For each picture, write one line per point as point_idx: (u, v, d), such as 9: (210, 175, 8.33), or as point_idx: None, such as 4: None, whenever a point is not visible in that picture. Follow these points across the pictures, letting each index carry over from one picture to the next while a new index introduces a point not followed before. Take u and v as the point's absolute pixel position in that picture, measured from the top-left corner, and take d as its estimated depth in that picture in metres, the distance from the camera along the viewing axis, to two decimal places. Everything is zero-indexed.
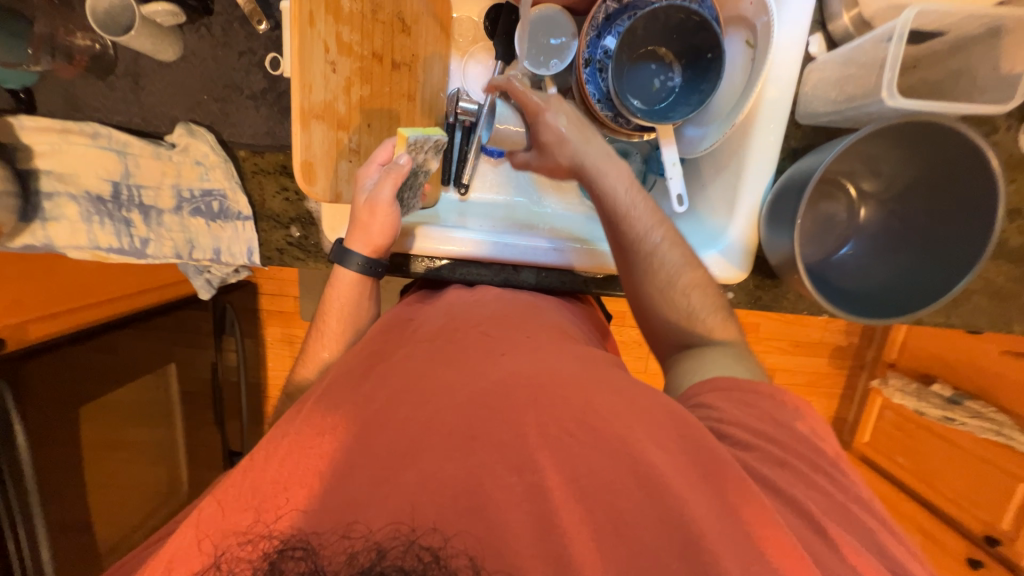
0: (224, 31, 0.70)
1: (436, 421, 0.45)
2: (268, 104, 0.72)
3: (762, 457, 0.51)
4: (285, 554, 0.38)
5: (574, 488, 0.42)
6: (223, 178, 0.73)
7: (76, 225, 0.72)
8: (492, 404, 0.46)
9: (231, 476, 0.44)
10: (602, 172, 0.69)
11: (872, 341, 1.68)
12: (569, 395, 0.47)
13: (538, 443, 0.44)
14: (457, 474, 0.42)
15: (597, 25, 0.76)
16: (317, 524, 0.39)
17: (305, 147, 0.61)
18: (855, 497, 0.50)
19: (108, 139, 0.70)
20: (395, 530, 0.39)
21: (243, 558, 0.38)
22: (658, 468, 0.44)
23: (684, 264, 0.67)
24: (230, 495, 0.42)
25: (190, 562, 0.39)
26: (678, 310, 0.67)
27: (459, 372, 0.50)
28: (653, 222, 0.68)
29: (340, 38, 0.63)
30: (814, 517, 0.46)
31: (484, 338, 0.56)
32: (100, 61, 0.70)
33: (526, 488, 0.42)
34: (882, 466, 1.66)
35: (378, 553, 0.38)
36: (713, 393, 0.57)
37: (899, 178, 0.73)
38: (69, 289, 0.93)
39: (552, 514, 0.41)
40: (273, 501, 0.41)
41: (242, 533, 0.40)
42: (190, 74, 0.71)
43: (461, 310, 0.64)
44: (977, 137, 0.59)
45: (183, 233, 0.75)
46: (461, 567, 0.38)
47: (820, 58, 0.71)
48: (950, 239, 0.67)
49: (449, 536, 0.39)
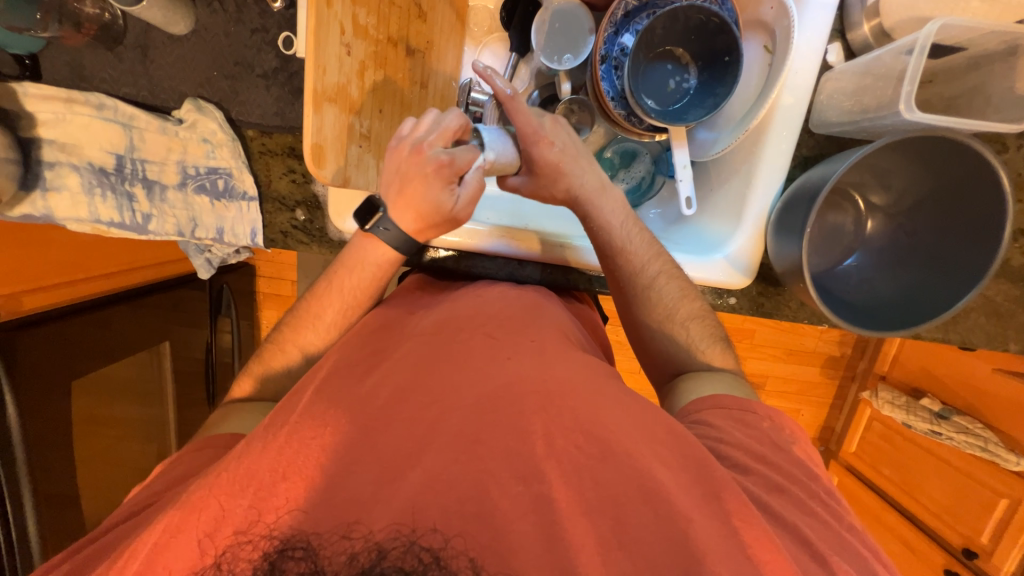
0: (237, 6, 0.69)
1: (442, 423, 0.46)
2: (279, 84, 0.71)
3: (760, 480, 0.51)
4: (284, 554, 0.39)
5: (572, 497, 0.43)
6: (230, 157, 0.72)
7: (77, 197, 0.70)
8: (497, 409, 0.47)
9: (229, 458, 0.44)
10: (597, 206, 0.69)
11: (864, 354, 1.70)
12: (574, 401, 0.48)
13: (544, 455, 0.44)
14: (460, 476, 0.43)
15: (616, 21, 0.76)
16: (317, 524, 0.40)
17: (316, 130, 0.59)
18: (847, 523, 0.51)
19: (113, 111, 0.69)
20: (396, 531, 0.40)
21: (243, 558, 0.39)
22: (658, 478, 0.44)
23: (680, 298, 0.68)
24: (225, 481, 0.42)
25: (186, 548, 0.40)
26: (676, 342, 0.68)
27: (464, 373, 0.50)
28: (649, 256, 0.69)
29: (356, 21, 0.62)
30: (811, 544, 0.46)
31: (490, 339, 0.56)
32: (109, 31, 0.68)
33: (530, 495, 0.43)
34: (869, 476, 1.69)
35: (378, 554, 0.39)
36: (713, 411, 0.58)
37: (909, 192, 0.73)
38: (67, 261, 0.94)
39: (550, 519, 0.42)
40: (274, 494, 0.41)
41: (242, 532, 0.40)
42: (200, 48, 0.70)
43: (462, 305, 0.62)
44: (989, 155, 0.59)
45: (186, 210, 0.74)
46: (461, 568, 0.39)
47: (838, 67, 0.70)
48: (955, 257, 0.67)
49: (450, 537, 0.40)
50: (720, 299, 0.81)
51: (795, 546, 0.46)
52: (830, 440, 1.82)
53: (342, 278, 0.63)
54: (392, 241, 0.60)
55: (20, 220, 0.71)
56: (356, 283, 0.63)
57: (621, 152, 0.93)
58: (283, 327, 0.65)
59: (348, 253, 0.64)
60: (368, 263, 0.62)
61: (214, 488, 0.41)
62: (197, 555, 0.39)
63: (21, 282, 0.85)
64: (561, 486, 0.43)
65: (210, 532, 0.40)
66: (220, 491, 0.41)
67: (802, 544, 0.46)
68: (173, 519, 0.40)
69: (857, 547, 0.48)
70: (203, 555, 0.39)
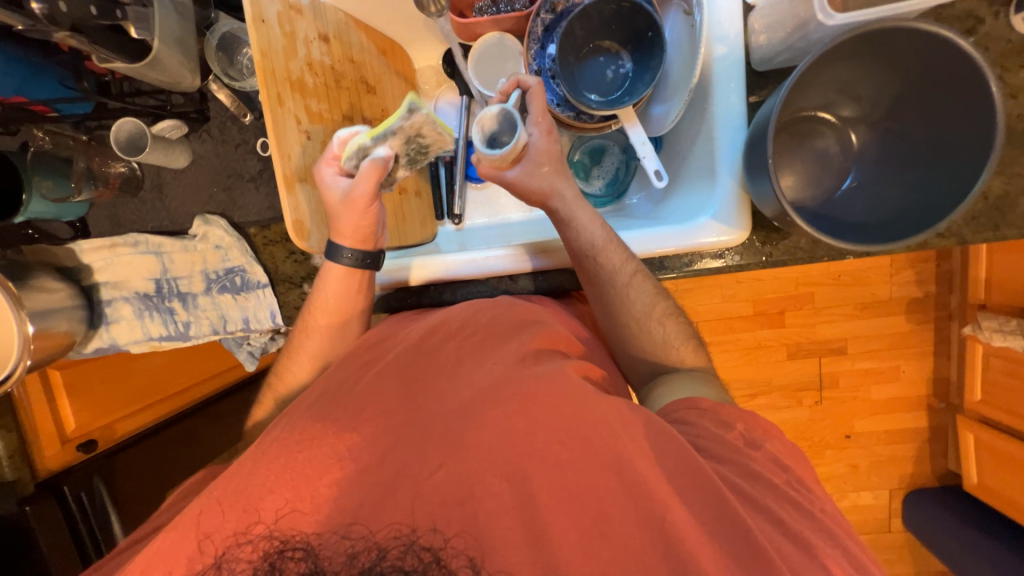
0: (220, 130, 0.82)
1: (427, 440, 0.53)
2: (265, 182, 0.82)
3: (734, 468, 0.53)
4: (284, 555, 0.49)
5: (547, 493, 0.49)
6: (240, 255, 0.82)
7: (133, 322, 0.84)
8: (480, 410, 0.53)
9: (245, 499, 0.51)
10: (572, 214, 0.70)
11: (953, 286, 1.50)
12: (553, 396, 0.53)
13: (526, 453, 0.51)
14: (446, 475, 0.50)
15: (538, 38, 0.80)
16: (316, 527, 0.50)
17: (294, 208, 0.66)
18: (821, 510, 0.52)
19: (146, 245, 0.81)
20: (396, 530, 0.49)
21: (244, 558, 0.49)
22: (638, 468, 0.49)
23: (655, 297, 0.69)
24: (226, 516, 0.50)
25: (188, 553, 0.49)
26: (654, 340, 0.69)
27: (445, 393, 0.58)
28: (620, 261, 0.68)
29: (310, 110, 0.70)
30: (784, 523, 0.48)
31: (482, 345, 0.63)
32: (131, 181, 0.82)
33: (516, 495, 0.49)
34: (1006, 423, 1.40)
35: (378, 553, 0.48)
36: (688, 410, 0.59)
37: (883, 97, 0.69)
38: (146, 389, 1.15)
39: (533, 512, 0.48)
40: (267, 504, 0.50)
41: (241, 535, 0.50)
42: (199, 173, 0.83)
43: (456, 309, 0.68)
44: (943, 28, 0.55)
45: (216, 310, 0.84)
46: (462, 565, 0.47)
47: (759, 4, 0.70)
48: (957, 143, 0.62)
49: (450, 537, 0.48)
50: (723, 260, 0.76)
51: (767, 527, 0.48)
52: (950, 394, 1.57)
53: (322, 292, 0.72)
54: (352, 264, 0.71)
55: (95, 353, 0.86)
56: (336, 296, 0.71)
57: (589, 151, 0.95)
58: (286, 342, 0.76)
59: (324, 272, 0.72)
60: (349, 277, 0.71)
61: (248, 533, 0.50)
62: (202, 555, 0.49)
63: (111, 414, 1.08)
64: (544, 480, 0.50)
65: (211, 539, 0.50)
66: (242, 518, 0.50)
67: (776, 524, 0.48)
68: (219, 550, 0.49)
69: (830, 526, 0.50)
70: (206, 556, 0.49)
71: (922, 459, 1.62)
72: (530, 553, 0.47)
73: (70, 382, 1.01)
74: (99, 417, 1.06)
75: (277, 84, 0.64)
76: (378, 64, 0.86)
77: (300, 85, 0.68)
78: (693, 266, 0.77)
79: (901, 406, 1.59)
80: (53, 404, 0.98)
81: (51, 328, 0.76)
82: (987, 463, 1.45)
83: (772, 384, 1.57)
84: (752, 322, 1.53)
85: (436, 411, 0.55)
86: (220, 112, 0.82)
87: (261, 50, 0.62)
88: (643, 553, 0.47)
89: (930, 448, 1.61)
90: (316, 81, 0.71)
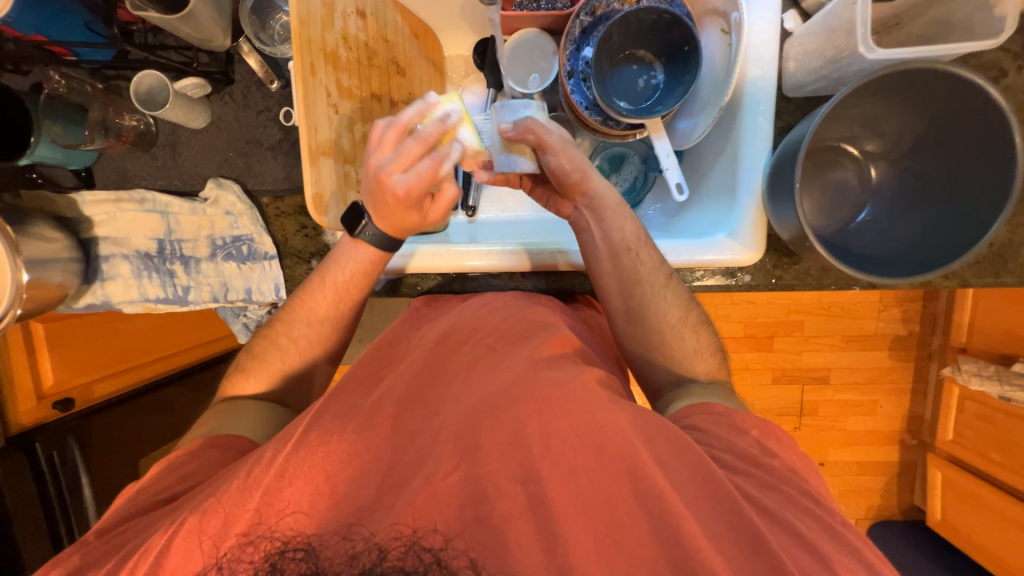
0: (244, 95, 0.80)
1: (441, 433, 0.54)
2: (284, 152, 0.81)
3: (750, 478, 0.54)
4: (285, 556, 0.47)
5: (560, 501, 0.49)
6: (250, 224, 0.80)
7: (129, 282, 0.80)
8: (494, 411, 0.54)
9: (252, 484, 0.50)
10: (607, 217, 0.70)
11: (936, 328, 1.55)
12: (568, 400, 0.54)
13: (540, 453, 0.51)
14: (458, 478, 0.50)
15: (575, 39, 0.80)
16: (315, 529, 0.48)
17: (315, 181, 0.64)
18: (830, 513, 0.53)
19: (152, 203, 0.79)
20: (397, 532, 0.47)
21: (246, 558, 0.47)
22: (653, 478, 0.50)
23: (682, 306, 0.70)
24: (229, 500, 0.49)
25: (188, 551, 0.48)
26: (684, 348, 0.69)
27: (460, 387, 0.58)
28: (653, 268, 0.69)
29: (340, 84, 0.68)
30: (797, 531, 0.49)
31: (493, 347, 0.63)
32: (145, 137, 0.80)
33: (528, 499, 0.49)
34: (975, 464, 1.44)
35: (379, 555, 0.45)
36: (701, 415, 0.60)
37: (904, 135, 0.71)
38: (130, 350, 1.11)
39: (546, 517, 0.48)
40: (275, 500, 0.49)
41: (243, 536, 0.48)
42: (217, 136, 0.81)
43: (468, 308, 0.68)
44: (974, 76, 0.57)
45: (218, 278, 0.82)
46: (461, 566, 0.45)
47: (797, 32, 0.72)
48: (975, 187, 0.63)
49: (449, 540, 0.47)
50: (734, 279, 0.77)
51: (781, 539, 0.48)
52: (922, 432, 1.62)
53: (333, 273, 0.72)
54: (375, 243, 0.69)
55: (86, 309, 0.82)
56: (350, 277, 0.72)
57: (609, 158, 0.95)
58: (300, 316, 0.73)
59: (344, 258, 0.72)
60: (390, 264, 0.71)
61: (245, 521, 0.48)
62: (200, 553, 0.48)
63: (92, 373, 1.04)
64: (557, 485, 0.49)
65: (209, 533, 0.48)
66: (245, 502, 0.49)
67: (788, 534, 0.48)
68: (217, 533, 0.48)
69: (842, 532, 0.51)
70: (206, 554, 0.47)
71: (892, 491, 1.66)
72: (542, 558, 0.46)
73: (53, 335, 0.96)
74: (80, 375, 1.02)
75: (312, 53, 0.62)
76: (409, 47, 0.85)
77: (333, 57, 0.67)
78: (702, 282, 0.78)
79: (876, 439, 1.63)
80: (34, 358, 0.94)
81: (45, 278, 0.72)
82: (953, 500, 1.50)
83: (756, 407, 1.60)
84: (742, 344, 1.56)
85: (453, 408, 0.56)
86: (245, 76, 0.80)
87: (300, 18, 0.59)
88: (655, 564, 0.46)
89: (900, 482, 1.65)
90: (349, 56, 0.70)
